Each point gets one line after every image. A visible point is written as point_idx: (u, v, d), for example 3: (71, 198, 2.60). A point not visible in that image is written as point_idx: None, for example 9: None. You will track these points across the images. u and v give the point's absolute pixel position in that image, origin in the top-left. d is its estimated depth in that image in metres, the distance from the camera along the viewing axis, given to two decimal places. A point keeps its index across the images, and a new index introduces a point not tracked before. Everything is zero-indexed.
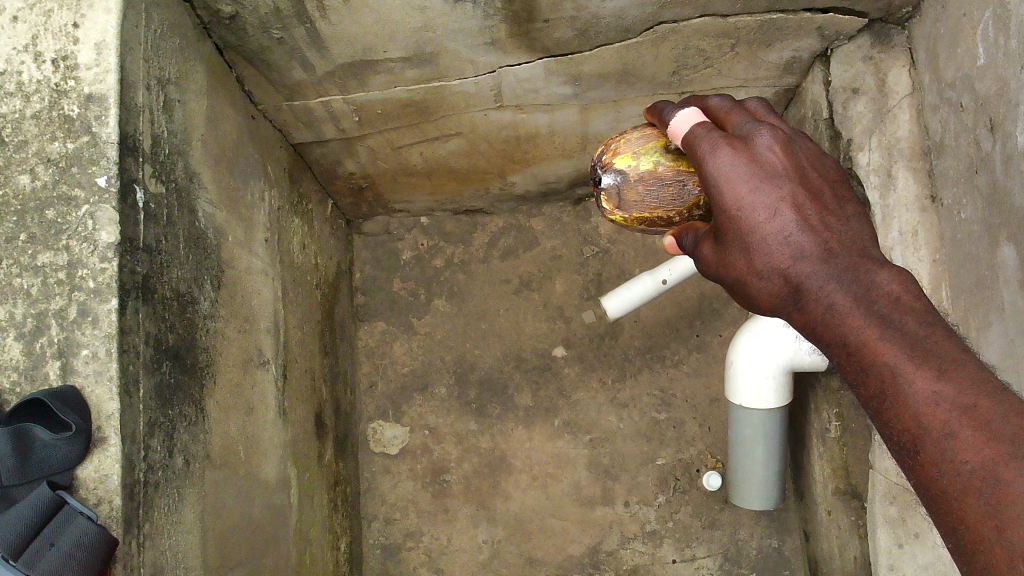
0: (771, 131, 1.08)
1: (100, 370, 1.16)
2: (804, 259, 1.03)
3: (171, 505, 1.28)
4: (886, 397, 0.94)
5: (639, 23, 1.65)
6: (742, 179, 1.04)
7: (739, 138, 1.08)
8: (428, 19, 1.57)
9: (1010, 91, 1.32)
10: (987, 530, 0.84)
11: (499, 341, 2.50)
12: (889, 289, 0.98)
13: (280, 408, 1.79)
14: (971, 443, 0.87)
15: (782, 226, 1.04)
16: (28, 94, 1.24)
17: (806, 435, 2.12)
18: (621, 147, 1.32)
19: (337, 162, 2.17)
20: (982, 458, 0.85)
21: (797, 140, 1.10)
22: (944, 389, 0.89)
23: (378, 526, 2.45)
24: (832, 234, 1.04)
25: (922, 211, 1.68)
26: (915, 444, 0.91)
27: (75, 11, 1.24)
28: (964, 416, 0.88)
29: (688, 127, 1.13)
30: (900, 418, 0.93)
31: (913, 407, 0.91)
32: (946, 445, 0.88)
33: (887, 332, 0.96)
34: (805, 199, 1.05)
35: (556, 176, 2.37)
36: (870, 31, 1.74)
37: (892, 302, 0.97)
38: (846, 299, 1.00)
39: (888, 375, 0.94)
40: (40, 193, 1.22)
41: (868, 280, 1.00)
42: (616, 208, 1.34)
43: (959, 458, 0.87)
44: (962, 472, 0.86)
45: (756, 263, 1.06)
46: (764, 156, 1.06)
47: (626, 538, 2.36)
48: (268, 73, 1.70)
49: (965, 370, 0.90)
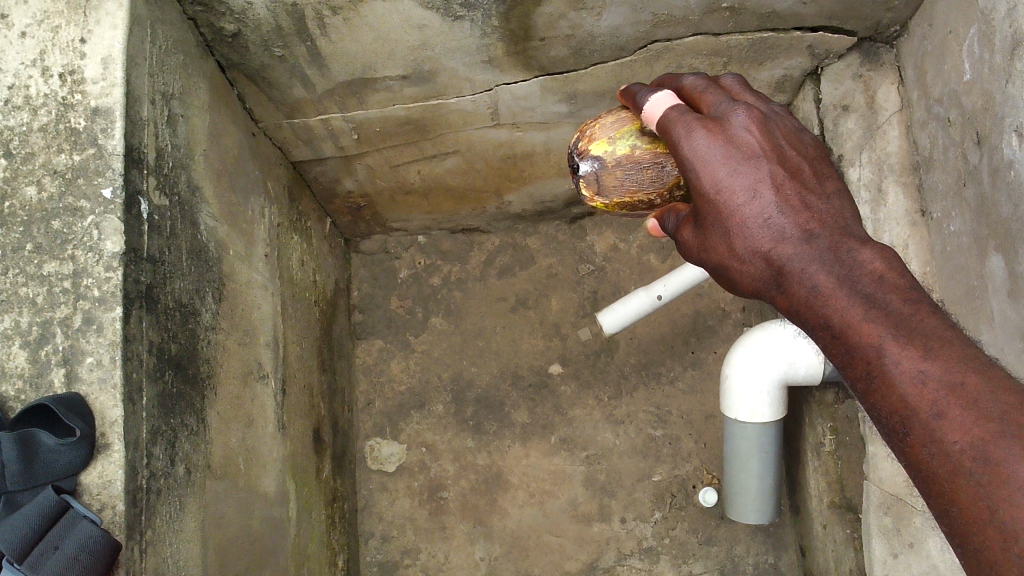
0: (746, 111, 1.10)
1: (104, 378, 1.18)
2: (785, 241, 1.06)
3: (173, 512, 1.29)
4: (872, 378, 0.97)
5: (633, 42, 1.68)
6: (719, 162, 1.07)
7: (715, 120, 1.10)
8: (426, 37, 1.60)
9: (996, 105, 1.36)
10: (980, 511, 0.85)
11: (496, 358, 2.52)
12: (874, 267, 1.01)
13: (279, 421, 1.80)
14: (963, 423, 0.88)
15: (761, 208, 1.06)
16: (36, 108, 1.27)
17: (801, 448, 2.14)
18: (597, 134, 1.34)
19: (336, 180, 2.20)
20: (971, 438, 0.87)
21: (774, 119, 1.13)
22: (931, 368, 0.92)
23: (376, 544, 2.45)
24: (811, 214, 1.07)
25: (912, 225, 1.71)
26: (904, 427, 0.94)
27: (82, 26, 1.27)
28: (951, 394, 0.90)
29: (663, 110, 1.15)
30: (889, 400, 0.95)
31: (900, 388, 0.93)
32: (935, 426, 0.90)
33: (872, 311, 0.98)
34: (784, 178, 1.08)
35: (552, 195, 2.41)
36: (859, 50, 1.78)
37: (876, 281, 1.00)
38: (829, 280, 1.03)
39: (874, 355, 0.96)
40: (47, 204, 1.24)
41: (851, 259, 1.03)
42: (596, 194, 1.37)
43: (948, 438, 0.89)
44: (952, 452, 0.89)
45: (737, 247, 1.09)
46: (740, 137, 1.08)
47: (623, 554, 2.36)
48: (269, 91, 1.73)
49: (951, 348, 0.92)
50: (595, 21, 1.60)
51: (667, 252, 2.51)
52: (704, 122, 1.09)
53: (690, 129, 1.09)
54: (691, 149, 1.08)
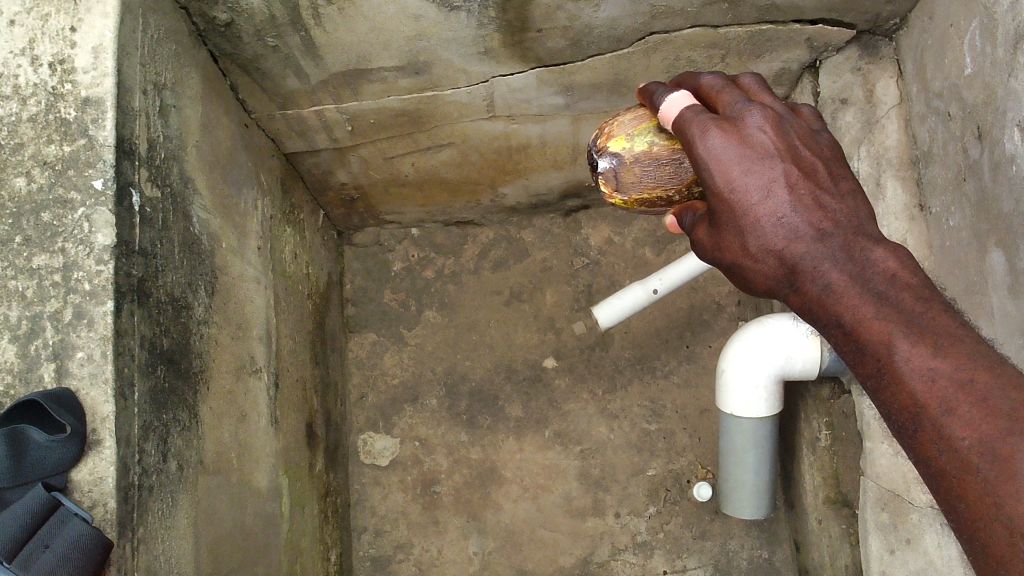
0: (761, 111, 1.08)
1: (95, 372, 1.16)
2: (798, 240, 1.04)
3: (165, 510, 1.27)
4: (883, 375, 0.96)
5: (630, 33, 1.67)
6: (733, 161, 1.05)
7: (729, 120, 1.08)
8: (422, 28, 1.58)
9: (998, 99, 1.34)
10: (987, 507, 0.84)
11: (490, 352, 2.51)
12: (885, 265, 1.00)
13: (271, 416, 1.78)
14: (970, 420, 0.87)
15: (775, 207, 1.04)
16: (25, 98, 1.24)
17: (797, 443, 2.13)
18: (615, 131, 1.32)
19: (329, 172, 2.18)
20: (978, 434, 0.86)
21: (789, 118, 1.10)
22: (941, 365, 0.91)
23: (368, 539, 2.43)
24: (825, 212, 1.05)
25: (911, 219, 1.69)
26: (913, 423, 0.93)
27: (73, 15, 1.24)
28: (962, 391, 0.89)
29: (679, 110, 1.13)
30: (899, 397, 0.94)
31: (910, 384, 0.92)
32: (943, 422, 0.89)
33: (884, 309, 0.97)
34: (798, 177, 1.05)
35: (546, 187, 2.39)
36: (858, 43, 1.77)
37: (887, 280, 0.99)
38: (843, 278, 1.02)
39: (885, 352, 0.96)
40: (36, 196, 1.22)
41: (863, 258, 1.02)
42: (615, 190, 1.35)
43: (956, 435, 0.88)
44: (959, 448, 0.88)
45: (751, 246, 1.06)
46: (754, 137, 1.06)
47: (617, 549, 2.35)
48: (262, 81, 1.71)
49: (962, 345, 0.91)
50: (593, 13, 1.59)
51: (662, 246, 2.51)
52: (718, 122, 1.07)
53: (705, 128, 1.07)
54: (706, 149, 1.06)
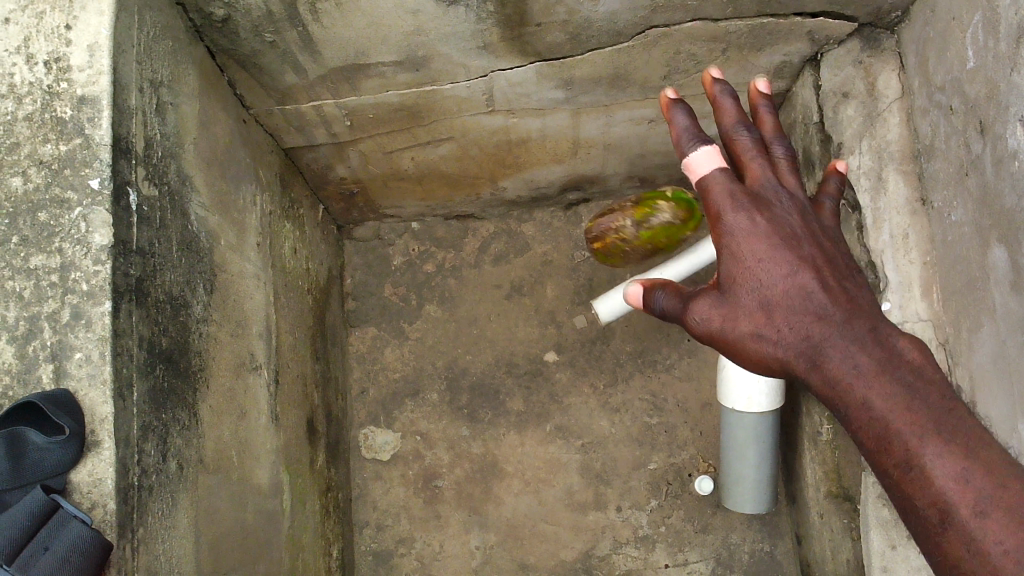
0: (790, 198, 1.19)
1: (93, 373, 1.15)
2: (826, 319, 1.11)
3: (165, 510, 1.26)
4: (909, 468, 1.02)
5: (630, 27, 1.66)
6: (760, 237, 1.13)
7: (760, 197, 1.18)
8: (420, 23, 1.57)
9: (1000, 93, 1.33)
10: None
11: (491, 346, 2.50)
12: (910, 357, 1.09)
13: (272, 413, 1.78)
14: (1001, 526, 0.95)
15: (805, 284, 1.12)
16: (21, 97, 1.24)
17: (799, 437, 2.13)
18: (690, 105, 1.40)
19: (328, 167, 2.17)
20: (1015, 539, 0.94)
21: (811, 211, 1.21)
22: (974, 465, 0.99)
23: (370, 533, 2.43)
24: (851, 300, 1.13)
25: (912, 213, 1.68)
26: (943, 521, 0.99)
27: (68, 13, 1.23)
28: (997, 489, 0.97)
29: (708, 166, 1.19)
30: (924, 492, 1.01)
31: (941, 482, 0.99)
32: (976, 521, 0.96)
33: (912, 405, 1.04)
34: (824, 265, 1.14)
35: (546, 181, 2.38)
36: (859, 35, 1.76)
37: (913, 371, 1.07)
38: (870, 364, 1.09)
39: (914, 445, 1.02)
40: (32, 196, 1.21)
41: (889, 346, 1.10)
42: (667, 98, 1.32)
43: (987, 539, 0.95)
44: (995, 550, 0.95)
45: (777, 318, 1.12)
46: (784, 217, 1.16)
47: (618, 542, 2.35)
48: (260, 77, 1.70)
49: (989, 449, 1.00)
50: (592, 7, 1.58)
51: None
52: (751, 198, 1.16)
53: (733, 198, 1.16)
54: (734, 223, 1.15)
